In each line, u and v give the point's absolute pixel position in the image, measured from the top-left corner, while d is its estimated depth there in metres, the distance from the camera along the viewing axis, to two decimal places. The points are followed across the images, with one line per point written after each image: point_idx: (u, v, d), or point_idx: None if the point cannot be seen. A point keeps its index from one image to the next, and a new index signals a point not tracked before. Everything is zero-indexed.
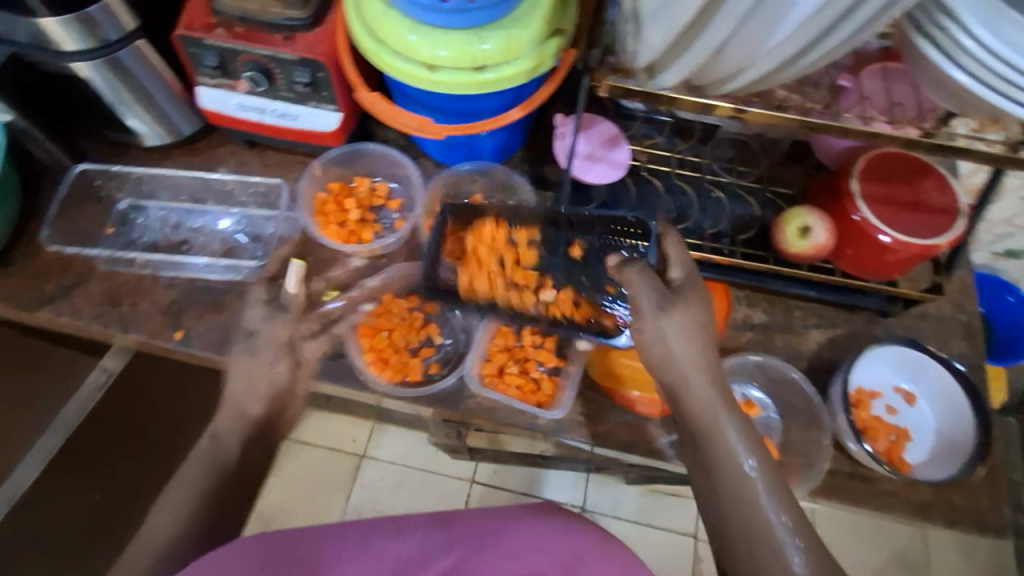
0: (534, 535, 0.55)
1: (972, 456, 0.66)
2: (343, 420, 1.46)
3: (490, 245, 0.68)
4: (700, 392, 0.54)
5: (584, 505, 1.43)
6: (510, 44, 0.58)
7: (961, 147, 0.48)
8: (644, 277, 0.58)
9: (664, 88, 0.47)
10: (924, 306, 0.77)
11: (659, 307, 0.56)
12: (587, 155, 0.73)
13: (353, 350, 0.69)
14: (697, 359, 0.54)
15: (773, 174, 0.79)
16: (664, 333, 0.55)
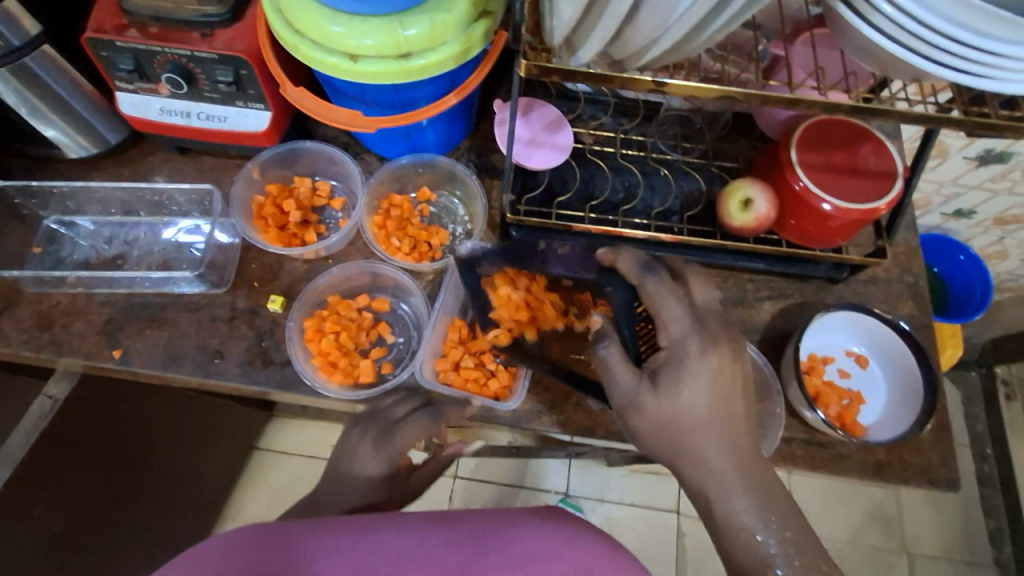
0: (536, 540, 0.49)
1: (923, 410, 0.68)
2: (324, 429, 1.45)
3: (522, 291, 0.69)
4: (702, 469, 0.52)
5: (568, 491, 1.43)
6: (435, 29, 0.56)
7: (885, 109, 0.48)
8: (619, 365, 0.54)
9: (584, 65, 0.46)
10: (872, 270, 0.79)
11: (635, 396, 0.53)
12: (528, 141, 0.71)
13: (301, 359, 0.67)
14: (694, 441, 0.52)
15: (719, 148, 0.79)
16: (652, 419, 0.53)
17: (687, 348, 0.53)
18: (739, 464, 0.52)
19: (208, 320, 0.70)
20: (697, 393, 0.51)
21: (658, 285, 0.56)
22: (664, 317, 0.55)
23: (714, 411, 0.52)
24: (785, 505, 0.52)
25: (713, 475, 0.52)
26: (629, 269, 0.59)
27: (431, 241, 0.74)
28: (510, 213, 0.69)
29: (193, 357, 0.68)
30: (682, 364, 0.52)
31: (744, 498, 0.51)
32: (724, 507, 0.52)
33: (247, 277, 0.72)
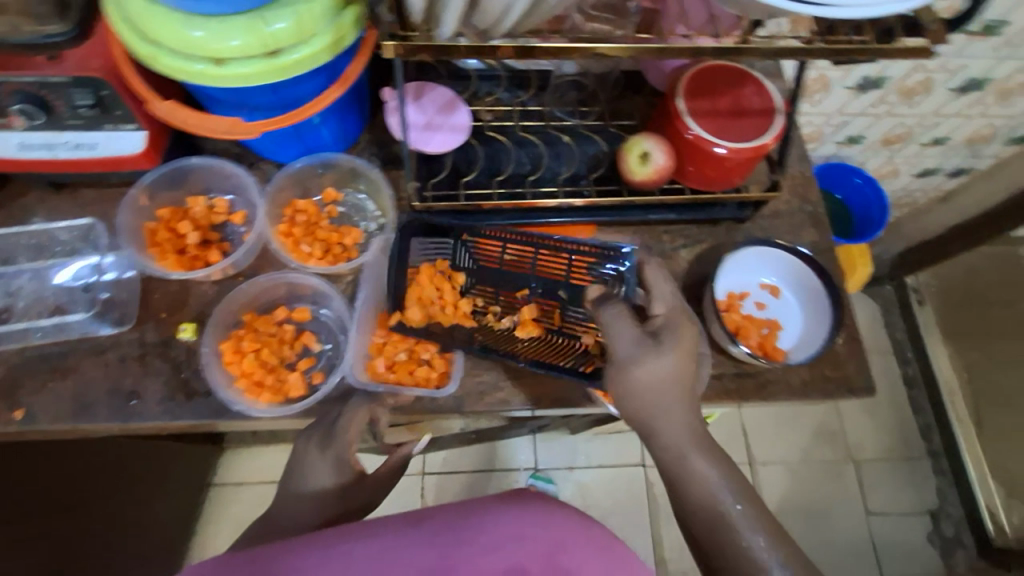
0: (511, 525, 0.50)
1: (832, 310, 0.74)
2: (282, 452, 1.40)
3: (436, 283, 0.69)
4: (680, 426, 0.58)
5: (537, 465, 1.46)
6: (299, 23, 0.53)
7: (742, 49, 0.51)
8: (620, 321, 0.59)
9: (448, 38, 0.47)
10: (773, 205, 0.83)
11: (640, 353, 0.57)
12: (423, 125, 0.69)
13: (221, 383, 0.64)
14: (678, 399, 0.58)
15: (614, 108, 0.80)
16: (652, 376, 0.57)
17: (681, 319, 0.60)
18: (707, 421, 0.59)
19: (117, 361, 0.65)
20: (690, 353, 0.59)
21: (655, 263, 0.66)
22: (661, 291, 0.63)
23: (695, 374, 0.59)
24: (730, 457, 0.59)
25: (689, 429, 0.58)
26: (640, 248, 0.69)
27: (343, 241, 0.72)
28: (416, 200, 0.69)
29: (107, 402, 0.64)
30: (682, 327, 0.60)
31: (706, 454, 0.58)
32: (692, 455, 0.58)
33: (152, 308, 0.68)
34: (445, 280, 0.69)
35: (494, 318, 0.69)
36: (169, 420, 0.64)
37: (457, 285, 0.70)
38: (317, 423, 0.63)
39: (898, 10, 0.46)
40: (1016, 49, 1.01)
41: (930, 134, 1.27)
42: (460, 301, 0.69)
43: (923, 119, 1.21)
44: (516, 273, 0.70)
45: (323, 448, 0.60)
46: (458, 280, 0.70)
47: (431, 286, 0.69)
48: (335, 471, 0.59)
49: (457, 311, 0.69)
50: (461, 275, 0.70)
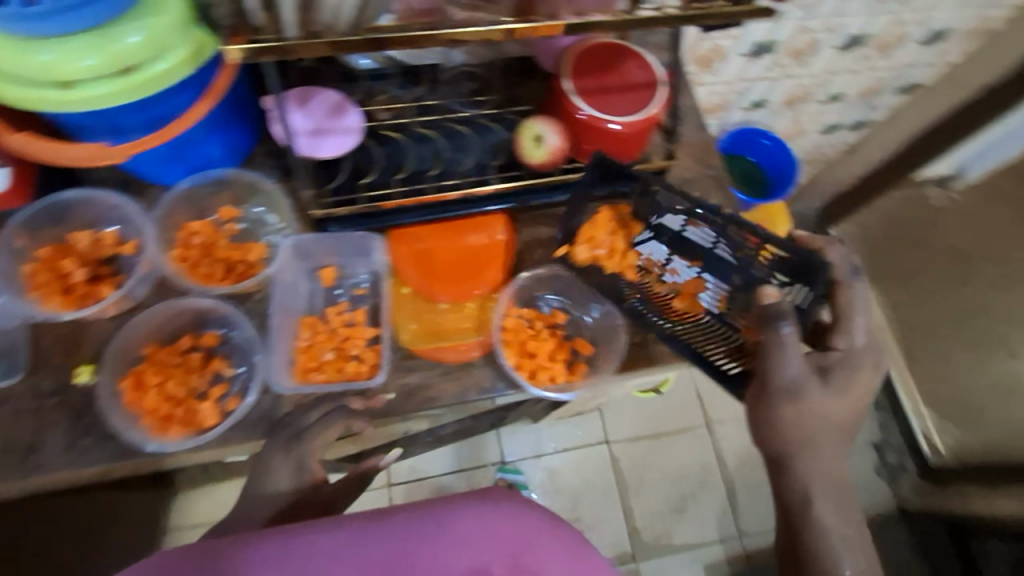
0: (485, 520, 0.45)
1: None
2: (239, 488, 1.35)
3: (615, 228, 0.72)
4: (822, 461, 0.59)
5: (504, 459, 1.46)
6: (150, 40, 0.51)
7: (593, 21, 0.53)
8: (791, 349, 0.57)
9: (287, 36, 0.46)
10: (678, 173, 0.86)
11: (800, 385, 0.58)
12: (311, 131, 0.68)
13: (126, 423, 0.61)
14: (823, 437, 0.59)
15: (510, 94, 0.80)
16: (808, 407, 0.58)
17: (854, 365, 0.61)
18: (842, 466, 0.60)
19: (10, 415, 0.61)
20: (853, 396, 0.60)
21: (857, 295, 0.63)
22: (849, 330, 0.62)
23: (845, 423, 0.60)
24: (855, 513, 0.61)
25: (825, 466, 0.60)
26: (839, 263, 0.64)
27: (246, 259, 0.70)
28: (314, 208, 0.69)
29: (4, 460, 0.60)
30: (853, 369, 0.61)
31: (834, 496, 0.60)
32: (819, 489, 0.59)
33: (45, 353, 0.64)
34: (622, 228, 0.71)
35: (659, 276, 0.71)
36: (77, 468, 0.60)
37: (638, 236, 0.71)
38: (283, 425, 0.61)
39: None
40: (885, 3, 1.07)
41: (827, 92, 1.33)
42: (629, 250, 0.72)
43: (818, 78, 1.28)
44: (698, 253, 0.67)
45: (287, 450, 0.59)
46: (642, 234, 0.71)
47: (601, 228, 0.72)
48: (294, 474, 0.58)
49: (622, 258, 0.72)
50: (641, 229, 0.70)
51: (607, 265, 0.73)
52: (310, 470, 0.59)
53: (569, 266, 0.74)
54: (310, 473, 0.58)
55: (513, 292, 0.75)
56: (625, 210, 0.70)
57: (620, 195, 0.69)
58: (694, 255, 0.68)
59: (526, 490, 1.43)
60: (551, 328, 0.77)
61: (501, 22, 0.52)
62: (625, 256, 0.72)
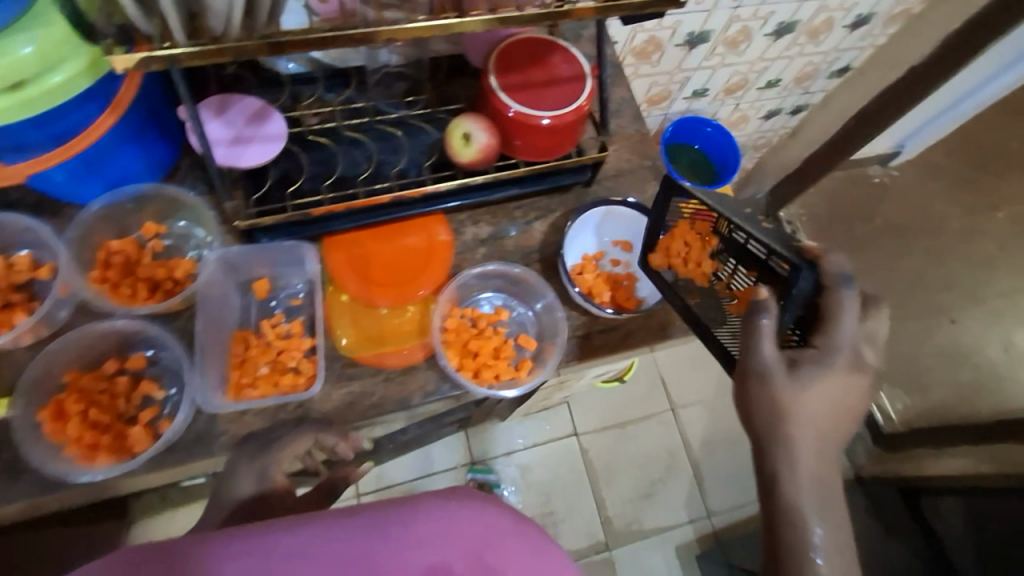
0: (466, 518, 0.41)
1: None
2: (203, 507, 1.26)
3: (693, 239, 0.69)
4: (798, 457, 0.56)
5: (473, 459, 1.45)
6: (44, 53, 0.48)
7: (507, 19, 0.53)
8: (767, 337, 0.55)
9: (179, 44, 0.44)
10: (615, 165, 0.87)
11: (770, 372, 0.55)
12: (232, 140, 0.66)
13: (47, 456, 0.58)
14: (798, 431, 0.55)
15: (440, 93, 0.79)
16: (780, 395, 0.55)
17: (838, 362, 0.56)
18: (824, 465, 0.57)
19: None
20: (831, 393, 0.56)
21: (848, 302, 0.55)
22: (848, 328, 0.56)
23: (823, 420, 0.56)
24: (839, 521, 0.56)
25: (802, 462, 0.56)
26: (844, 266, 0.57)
27: (174, 276, 0.68)
28: (240, 218, 0.66)
29: None
30: (833, 369, 0.55)
31: (817, 497, 0.55)
32: (790, 486, 0.55)
33: None
34: (701, 239, 0.68)
35: (725, 289, 0.67)
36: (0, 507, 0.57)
37: (710, 250, 0.67)
38: (253, 439, 0.61)
39: None
40: None
41: (764, 79, 1.37)
42: (704, 262, 0.68)
43: (755, 65, 1.31)
44: (744, 262, 0.62)
45: (251, 460, 0.58)
46: (713, 247, 0.67)
47: (678, 240, 0.70)
48: (256, 482, 0.57)
49: (698, 270, 0.69)
50: (715, 241, 0.66)
51: (687, 275, 0.70)
52: (273, 479, 0.57)
53: (643, 267, 0.74)
54: (271, 483, 0.57)
55: (451, 294, 0.75)
56: (704, 220, 0.66)
57: (694, 209, 0.66)
58: (749, 264, 0.62)
59: (498, 487, 1.43)
60: (495, 326, 0.77)
61: (413, 22, 0.51)
62: (698, 270, 0.69)
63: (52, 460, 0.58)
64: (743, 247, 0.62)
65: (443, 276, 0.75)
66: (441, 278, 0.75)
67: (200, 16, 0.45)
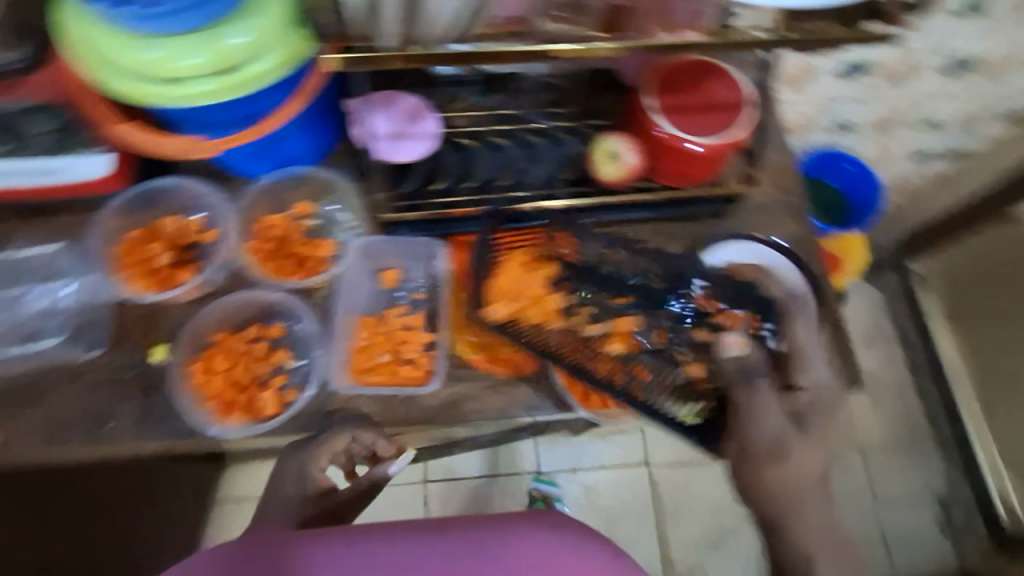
0: (524, 544, 0.61)
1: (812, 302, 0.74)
2: None
3: (524, 266, 0.70)
4: (810, 526, 0.57)
5: (539, 469, 1.43)
6: (253, 38, 0.53)
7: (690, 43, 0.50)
8: (768, 407, 0.57)
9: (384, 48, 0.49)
10: (755, 198, 0.81)
11: (780, 440, 0.57)
12: (392, 134, 0.69)
13: (193, 404, 0.64)
14: (805, 497, 0.57)
15: (587, 106, 0.78)
16: (788, 455, 0.57)
17: (829, 402, 0.60)
18: (833, 521, 0.58)
19: (92, 385, 0.66)
20: (831, 447, 0.59)
21: (808, 308, 0.67)
22: (821, 363, 0.62)
23: (824, 470, 0.58)
24: (856, 574, 0.57)
25: (812, 525, 0.57)
26: (782, 296, 0.68)
27: (317, 255, 0.72)
28: (386, 212, 0.71)
29: (81, 427, 0.64)
30: (829, 415, 0.60)
31: (835, 557, 0.57)
32: (826, 557, 0.56)
33: (126, 331, 0.68)
34: (539, 268, 0.71)
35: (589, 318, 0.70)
36: (143, 441, 0.64)
37: (546, 280, 0.70)
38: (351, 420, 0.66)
39: None
40: (1002, 25, 0.97)
41: (922, 117, 1.24)
42: (546, 296, 0.69)
43: (913, 102, 1.19)
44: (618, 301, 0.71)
45: (296, 453, 0.65)
46: (549, 275, 0.71)
47: (514, 274, 0.69)
48: (297, 481, 0.64)
49: (544, 299, 0.69)
50: (553, 265, 0.71)
51: (530, 316, 0.68)
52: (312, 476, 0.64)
53: (478, 319, 0.67)
54: (311, 480, 0.64)
55: (466, 316, 0.71)
56: (540, 254, 0.71)
57: (564, 241, 0.72)
58: (621, 292, 0.71)
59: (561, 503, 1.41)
60: None
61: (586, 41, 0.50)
62: (541, 303, 0.69)
63: (195, 407, 0.64)
64: (597, 298, 0.71)
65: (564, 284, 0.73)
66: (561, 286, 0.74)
67: (392, 20, 0.47)
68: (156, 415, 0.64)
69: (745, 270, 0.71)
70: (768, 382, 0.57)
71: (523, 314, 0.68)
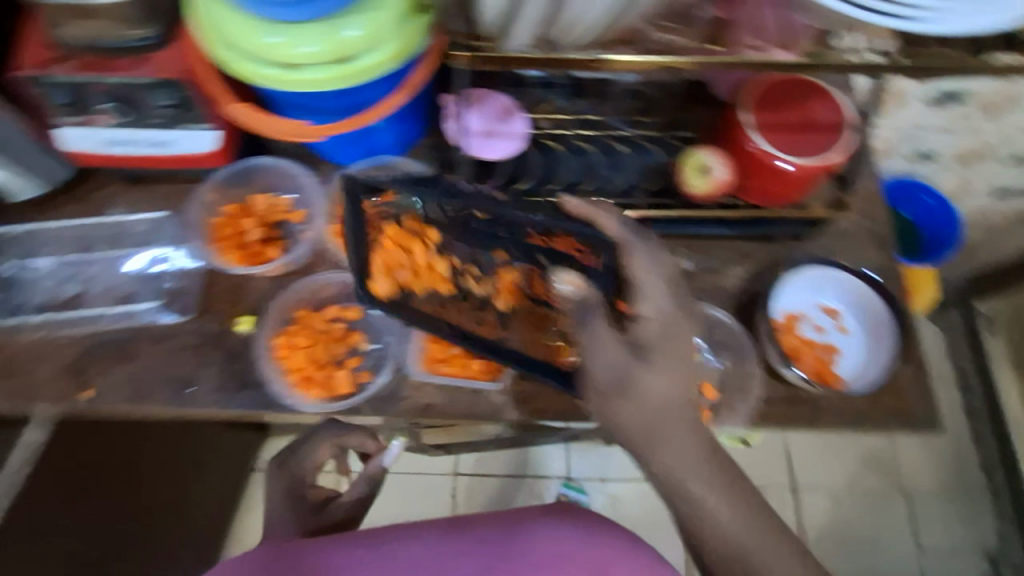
0: (545, 543, 0.69)
1: (897, 332, 0.71)
2: None
3: (410, 241, 0.65)
4: (670, 460, 0.54)
5: (568, 474, 1.42)
6: (371, 29, 0.56)
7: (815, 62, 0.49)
8: (608, 341, 0.53)
9: (519, 49, 0.50)
10: (837, 223, 0.79)
11: (619, 381, 0.53)
12: (482, 132, 0.70)
13: (274, 375, 0.67)
14: (667, 424, 0.53)
15: (675, 118, 0.78)
16: (644, 387, 0.52)
17: (677, 330, 0.55)
18: (703, 438, 0.54)
19: (178, 348, 0.69)
20: (675, 376, 0.53)
21: (649, 268, 0.56)
22: (663, 295, 0.55)
23: (689, 386, 0.54)
24: (739, 497, 0.55)
25: (673, 449, 0.53)
26: (619, 233, 0.57)
27: None
28: None
29: (165, 388, 0.67)
30: (672, 340, 0.54)
31: (718, 488, 0.54)
32: (699, 488, 0.54)
33: (213, 300, 0.71)
34: (417, 238, 0.65)
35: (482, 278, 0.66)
36: (221, 407, 0.66)
37: (422, 244, 0.65)
38: (417, 408, 0.67)
39: (997, 24, 0.43)
40: None
41: (1013, 153, 1.17)
42: (433, 262, 0.66)
43: (1004, 135, 1.13)
44: (533, 247, 0.62)
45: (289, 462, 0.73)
46: (423, 245, 0.65)
47: (394, 249, 0.64)
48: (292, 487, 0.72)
49: (414, 261, 0.65)
50: (433, 231, 0.65)
51: (421, 283, 0.66)
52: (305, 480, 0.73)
53: (365, 301, 0.61)
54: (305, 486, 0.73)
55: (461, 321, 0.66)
56: (409, 219, 0.64)
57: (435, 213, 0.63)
58: (495, 246, 0.64)
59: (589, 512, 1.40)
60: None
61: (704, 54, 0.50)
62: (426, 264, 0.66)
63: (275, 378, 0.67)
64: (502, 228, 0.62)
65: None
66: None
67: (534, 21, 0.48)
68: (236, 383, 0.67)
69: (577, 202, 0.58)
70: (605, 320, 0.53)
71: (416, 278, 0.66)
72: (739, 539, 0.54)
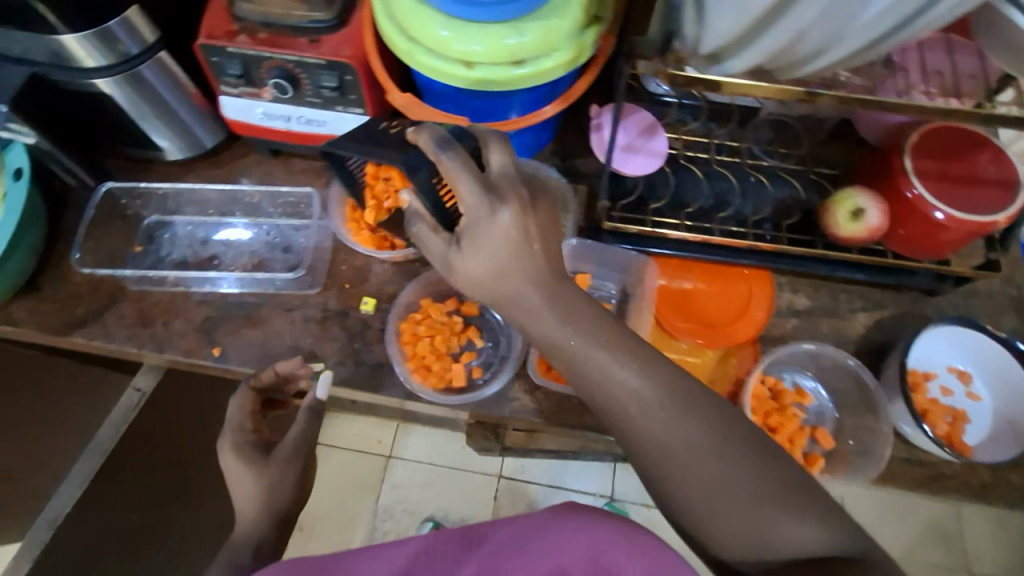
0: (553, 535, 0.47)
1: None
2: (371, 425, 1.42)
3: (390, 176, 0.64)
4: (533, 330, 0.50)
5: (613, 495, 1.37)
6: (547, 35, 0.57)
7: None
8: (428, 235, 0.53)
9: (729, 73, 0.48)
10: (973, 283, 0.75)
11: (446, 262, 0.52)
12: (625, 147, 0.72)
13: (398, 358, 0.68)
14: (511, 296, 0.50)
15: (816, 154, 0.76)
16: (466, 271, 0.51)
17: (479, 216, 0.49)
18: (568, 315, 0.49)
19: (302, 320, 0.72)
20: (486, 255, 0.49)
21: (456, 158, 0.49)
22: (469, 185, 0.49)
23: (519, 259, 0.49)
24: (655, 366, 0.48)
25: (539, 323, 0.50)
26: (424, 146, 0.51)
27: None
28: (606, 220, 0.69)
29: (287, 356, 0.70)
30: (481, 226, 0.49)
31: (605, 348, 0.48)
32: (591, 372, 0.48)
33: (339, 278, 0.74)
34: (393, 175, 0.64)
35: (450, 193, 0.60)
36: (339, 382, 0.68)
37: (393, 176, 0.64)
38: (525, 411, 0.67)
39: None
40: None
41: None
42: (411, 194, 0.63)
43: None
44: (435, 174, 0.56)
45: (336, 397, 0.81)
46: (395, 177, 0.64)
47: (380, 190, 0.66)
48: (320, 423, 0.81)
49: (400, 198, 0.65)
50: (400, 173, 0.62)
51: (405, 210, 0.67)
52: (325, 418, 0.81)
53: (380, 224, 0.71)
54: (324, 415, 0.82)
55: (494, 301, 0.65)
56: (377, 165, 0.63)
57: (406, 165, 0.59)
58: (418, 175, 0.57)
59: None
60: (796, 406, 0.72)
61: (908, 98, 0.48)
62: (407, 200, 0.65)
63: (398, 361, 0.68)
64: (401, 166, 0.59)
65: (764, 318, 0.70)
66: (760, 320, 0.70)
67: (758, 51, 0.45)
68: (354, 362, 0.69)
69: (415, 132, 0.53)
70: (427, 228, 0.53)
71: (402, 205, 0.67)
72: (702, 448, 0.45)
